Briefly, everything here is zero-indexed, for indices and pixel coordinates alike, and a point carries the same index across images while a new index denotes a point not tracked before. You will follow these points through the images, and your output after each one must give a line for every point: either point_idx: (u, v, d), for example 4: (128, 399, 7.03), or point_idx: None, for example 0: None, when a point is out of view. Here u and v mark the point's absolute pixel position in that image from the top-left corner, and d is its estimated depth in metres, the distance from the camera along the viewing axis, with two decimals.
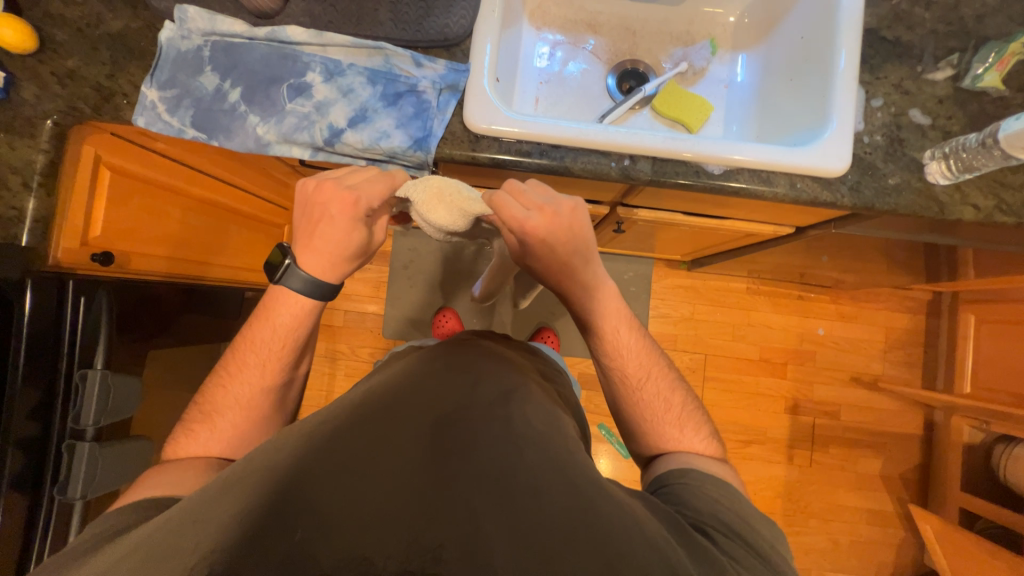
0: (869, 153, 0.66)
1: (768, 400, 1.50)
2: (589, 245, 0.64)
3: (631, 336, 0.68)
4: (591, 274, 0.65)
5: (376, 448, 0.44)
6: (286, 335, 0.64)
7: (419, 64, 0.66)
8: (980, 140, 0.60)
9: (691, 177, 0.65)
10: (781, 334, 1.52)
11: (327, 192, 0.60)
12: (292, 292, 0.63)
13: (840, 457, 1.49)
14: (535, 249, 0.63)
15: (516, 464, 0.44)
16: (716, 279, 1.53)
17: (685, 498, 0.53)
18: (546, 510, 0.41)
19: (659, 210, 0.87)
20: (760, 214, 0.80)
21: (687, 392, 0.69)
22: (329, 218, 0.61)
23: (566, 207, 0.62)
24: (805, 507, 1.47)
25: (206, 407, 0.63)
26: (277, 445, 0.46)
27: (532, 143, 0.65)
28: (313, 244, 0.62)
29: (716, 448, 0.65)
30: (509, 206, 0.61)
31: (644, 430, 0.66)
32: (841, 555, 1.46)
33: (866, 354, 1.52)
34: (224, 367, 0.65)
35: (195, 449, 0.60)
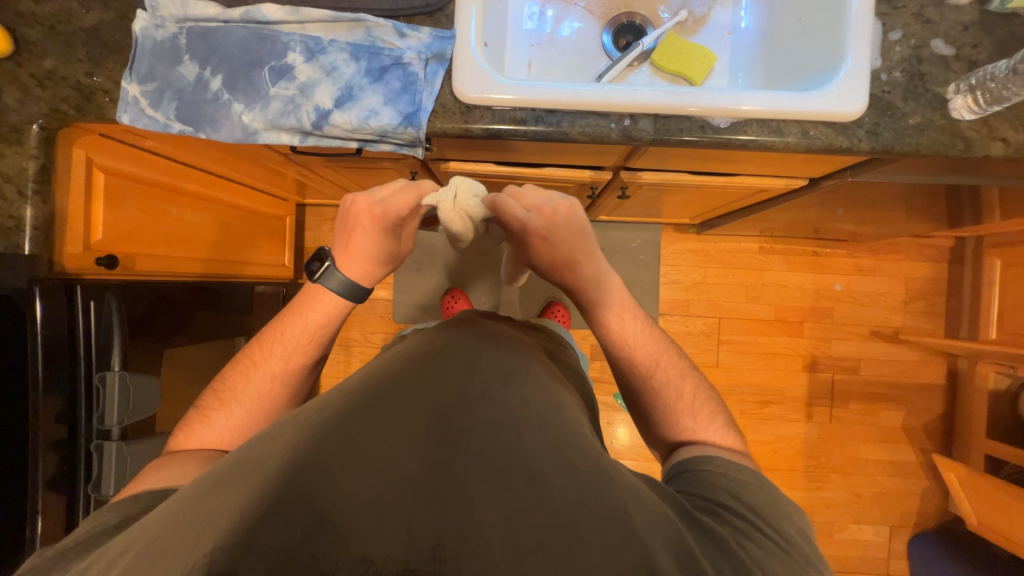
0: (887, 91, 0.62)
1: (785, 359, 1.49)
2: (587, 238, 0.65)
3: (636, 325, 0.68)
4: (592, 269, 0.65)
5: (371, 437, 0.44)
6: (316, 331, 0.66)
7: (402, 34, 0.63)
8: (1009, 67, 0.55)
9: (696, 132, 0.62)
10: (797, 293, 1.49)
11: (360, 206, 0.64)
12: (327, 292, 0.66)
13: (860, 411, 1.48)
14: (536, 249, 0.65)
15: (512, 448, 0.44)
16: (727, 241, 1.49)
17: (700, 487, 0.53)
18: (546, 497, 0.41)
19: (664, 171, 0.83)
20: (772, 168, 0.76)
21: (699, 379, 0.68)
22: (363, 229, 0.65)
23: (563, 204, 0.63)
24: (825, 463, 1.48)
25: (225, 394, 0.64)
26: (275, 437, 0.47)
27: (526, 111, 0.62)
28: (348, 253, 0.66)
29: (735, 437, 0.63)
30: (510, 207, 0.62)
31: (660, 420, 0.66)
32: (863, 506, 1.47)
33: (887, 306, 1.48)
34: (249, 354, 0.66)
35: (211, 437, 0.60)
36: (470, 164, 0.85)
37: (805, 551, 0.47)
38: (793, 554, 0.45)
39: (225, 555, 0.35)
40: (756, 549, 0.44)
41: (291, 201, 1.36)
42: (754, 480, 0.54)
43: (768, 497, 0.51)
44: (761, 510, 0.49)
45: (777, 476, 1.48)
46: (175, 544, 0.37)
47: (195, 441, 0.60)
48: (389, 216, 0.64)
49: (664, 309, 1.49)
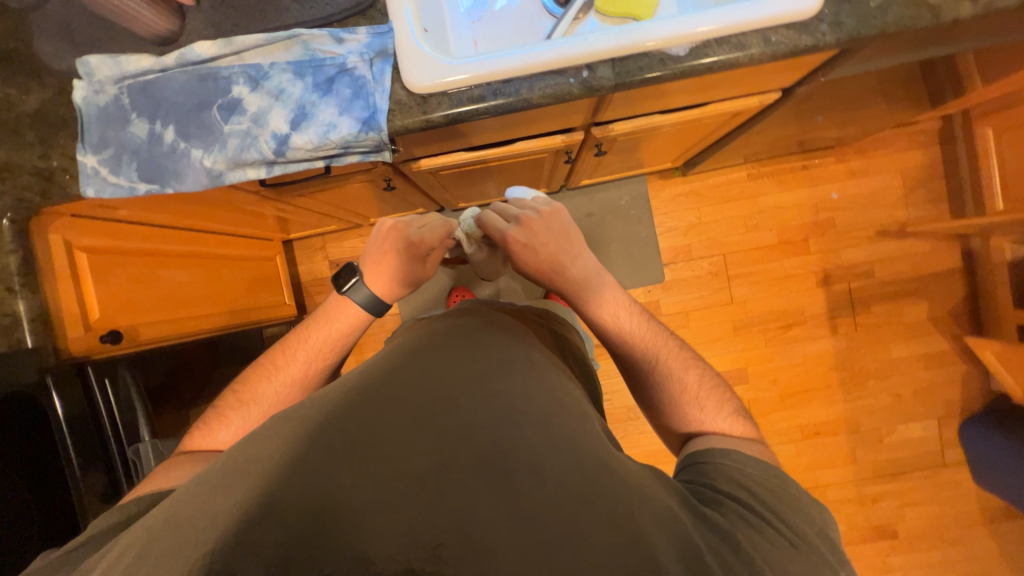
0: None
1: (797, 280, 1.47)
2: (571, 237, 0.73)
3: (634, 318, 0.70)
4: (581, 268, 0.71)
5: (371, 437, 0.43)
6: (336, 340, 0.69)
7: (340, 40, 0.61)
8: None
9: (657, 67, 0.60)
10: (796, 210, 1.46)
11: (399, 232, 0.74)
12: (352, 304, 0.71)
13: (884, 312, 1.47)
14: (520, 257, 0.73)
15: (515, 438, 0.43)
16: (713, 176, 1.47)
17: (708, 479, 0.51)
18: (551, 491, 0.40)
19: (635, 118, 0.82)
20: (743, 86, 0.74)
21: (703, 367, 0.68)
22: (396, 252, 0.74)
23: (541, 213, 0.74)
24: (860, 372, 1.47)
25: (244, 398, 0.65)
26: (278, 430, 0.46)
27: (482, 88, 0.60)
28: (376, 269, 0.73)
29: (745, 426, 0.61)
30: (495, 222, 0.75)
31: (664, 409, 0.66)
32: (906, 405, 1.47)
33: (888, 203, 1.45)
34: (268, 360, 0.68)
35: (227, 437, 0.62)
36: (442, 157, 0.83)
37: (824, 551, 0.44)
38: (808, 550, 0.44)
39: (224, 552, 0.35)
40: (769, 546, 0.43)
41: (276, 240, 1.35)
42: (773, 476, 0.51)
43: (786, 492, 0.49)
44: (777, 506, 0.47)
45: (815, 395, 1.48)
46: (176, 545, 0.37)
47: (212, 444, 0.61)
48: (418, 240, 0.74)
49: (668, 259, 1.48)
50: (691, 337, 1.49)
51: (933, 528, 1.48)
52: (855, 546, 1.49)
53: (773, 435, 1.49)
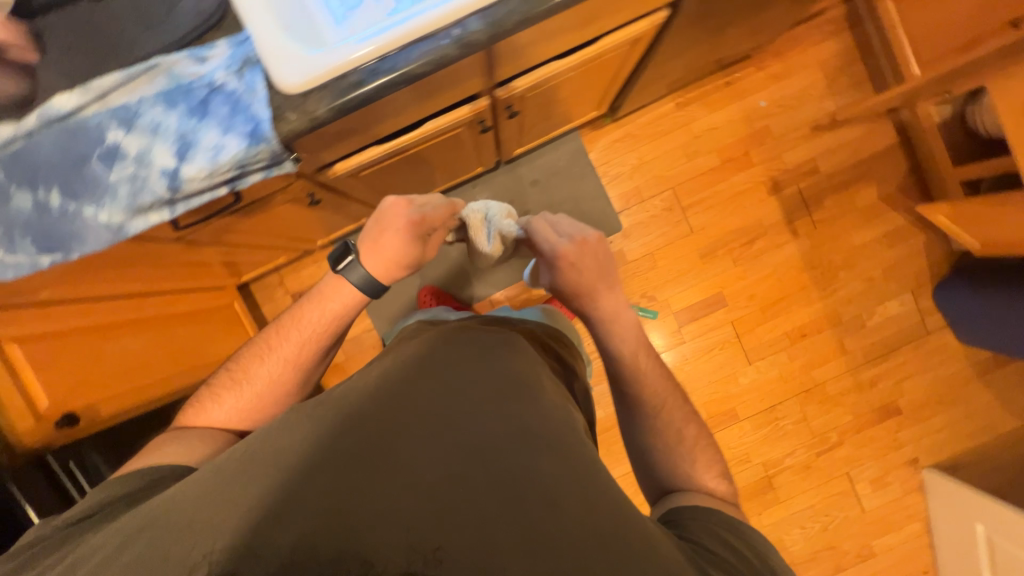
0: None
1: (748, 194, 1.49)
2: (609, 271, 0.86)
3: (648, 358, 0.84)
4: (609, 301, 0.85)
5: (391, 455, 0.47)
6: (328, 321, 0.77)
7: (201, 59, 0.59)
8: None
9: (525, 8, 0.59)
10: (730, 127, 1.47)
11: (400, 210, 0.77)
12: (348, 283, 0.77)
13: (837, 204, 1.50)
14: (565, 272, 0.85)
15: (521, 454, 0.48)
16: (643, 115, 1.47)
17: (705, 539, 0.59)
18: (546, 507, 0.44)
19: (534, 70, 0.82)
20: (630, 8, 0.74)
21: (701, 429, 0.81)
22: (394, 230, 0.77)
23: (590, 237, 0.86)
24: (828, 267, 1.51)
25: (240, 376, 0.74)
26: (305, 430, 0.51)
27: (360, 73, 0.58)
28: (373, 248, 0.77)
29: (726, 488, 0.74)
30: (546, 236, 0.88)
31: (659, 450, 0.79)
32: (879, 286, 1.51)
33: (814, 98, 1.47)
34: (266, 341, 0.77)
35: (222, 413, 0.71)
36: (355, 157, 0.82)
37: None
38: None
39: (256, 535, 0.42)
40: None
41: (229, 286, 1.33)
42: (756, 541, 0.61)
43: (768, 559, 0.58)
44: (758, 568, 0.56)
45: (793, 300, 1.52)
46: (211, 520, 0.45)
47: (208, 418, 0.70)
48: (425, 221, 0.78)
49: (621, 206, 1.48)
50: (662, 275, 1.50)
51: (929, 395, 1.54)
52: (863, 431, 1.56)
53: (762, 348, 1.53)
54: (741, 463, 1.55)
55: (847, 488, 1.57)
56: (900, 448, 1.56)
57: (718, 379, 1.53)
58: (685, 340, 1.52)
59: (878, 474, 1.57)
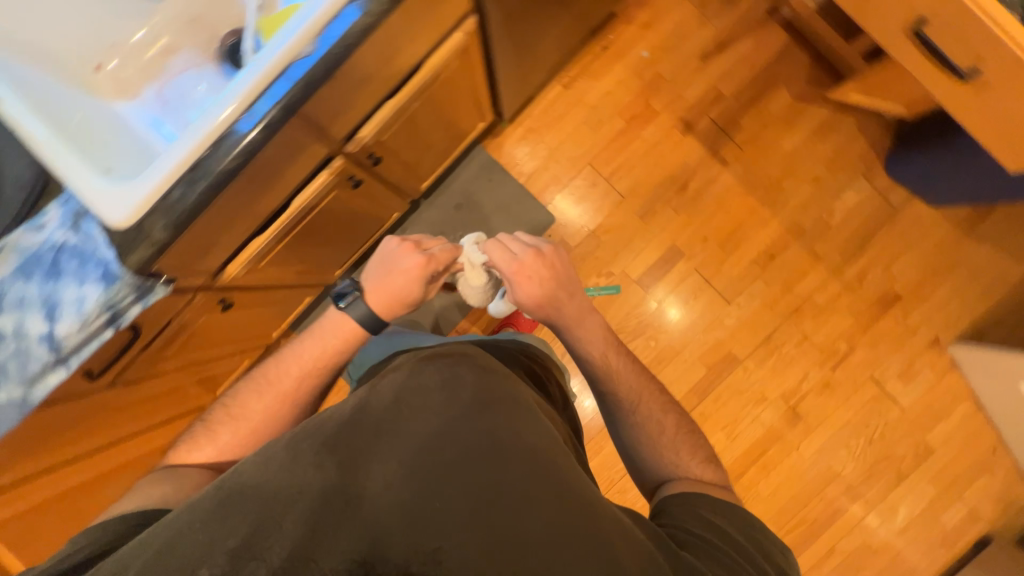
0: None
1: (665, 142, 1.48)
2: (569, 278, 0.81)
3: (618, 359, 0.82)
4: (571, 310, 0.80)
5: (382, 478, 0.53)
6: (328, 359, 0.79)
7: (37, 227, 0.64)
8: None
9: (303, 76, 0.62)
10: (623, 87, 1.48)
11: (407, 253, 0.78)
12: (351, 320, 0.79)
13: (756, 119, 1.47)
14: (521, 286, 0.78)
15: (500, 464, 0.55)
16: (536, 107, 1.49)
17: (689, 523, 0.63)
18: (526, 508, 0.52)
19: (373, 116, 0.85)
20: (431, 27, 0.77)
21: (680, 415, 0.81)
22: (401, 271, 0.78)
23: (547, 248, 0.80)
24: (770, 182, 1.47)
25: (235, 411, 0.77)
26: (295, 459, 0.55)
27: (181, 184, 0.61)
28: (377, 283, 0.78)
29: (712, 471, 0.75)
30: (500, 253, 0.79)
31: (643, 444, 0.79)
32: (827, 182, 1.47)
33: (693, 29, 1.47)
34: (265, 375, 0.79)
35: (208, 451, 0.74)
36: (242, 256, 0.85)
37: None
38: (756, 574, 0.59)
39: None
40: None
41: None
42: (738, 519, 0.66)
43: (750, 533, 0.64)
44: (738, 545, 0.62)
45: (749, 227, 1.48)
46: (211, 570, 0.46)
47: (199, 454, 0.74)
48: (434, 262, 0.79)
49: (547, 198, 1.49)
50: (611, 249, 1.49)
51: (923, 269, 1.48)
52: (872, 328, 1.49)
53: (737, 284, 1.49)
54: (761, 403, 1.50)
55: (878, 390, 1.50)
56: (917, 331, 1.48)
57: (706, 328, 1.50)
58: (658, 303, 1.50)
59: (904, 365, 1.49)
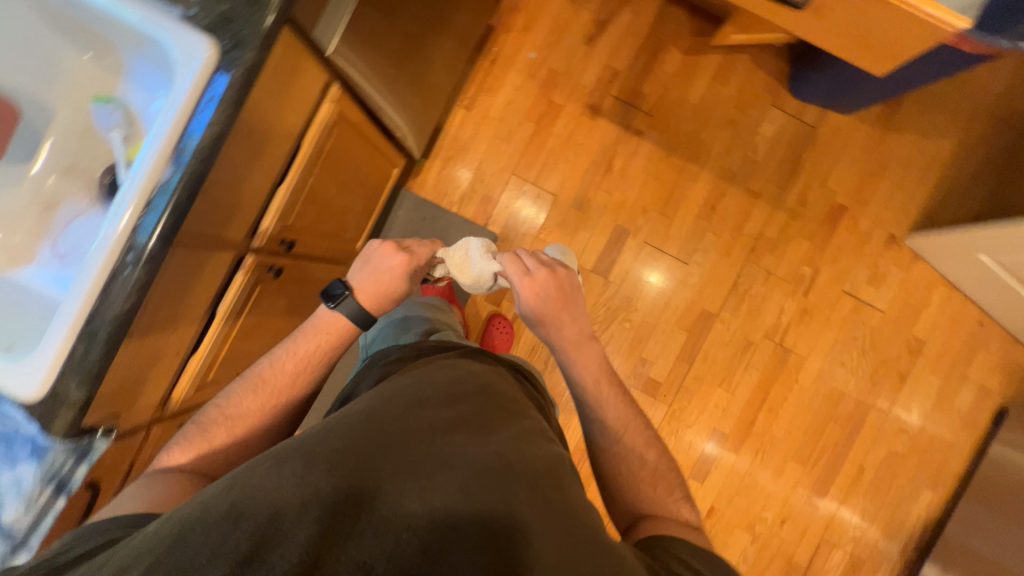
0: (207, 14, 0.63)
1: (577, 132, 1.50)
2: (575, 300, 0.83)
3: (609, 388, 0.83)
4: (570, 333, 0.82)
5: (398, 486, 0.49)
6: (323, 355, 0.79)
7: None
8: None
9: (167, 200, 0.61)
10: (522, 92, 1.50)
11: (389, 253, 0.82)
12: (342, 317, 0.79)
13: (656, 83, 1.49)
14: (527, 301, 0.81)
15: (511, 484, 0.52)
16: (446, 136, 1.51)
17: (669, 563, 0.60)
18: (539, 531, 0.49)
19: (268, 206, 0.86)
20: (294, 105, 0.78)
21: (660, 452, 0.82)
22: (385, 270, 0.81)
23: (558, 270, 0.82)
24: (688, 138, 1.50)
25: (227, 411, 0.73)
26: (313, 458, 0.50)
27: (83, 340, 0.61)
28: (364, 283, 0.81)
29: (689, 513, 0.75)
30: (513, 266, 0.81)
31: (622, 475, 0.78)
32: (742, 121, 1.50)
33: (571, 18, 1.50)
34: (259, 374, 0.76)
35: (195, 457, 0.69)
36: (183, 377, 0.86)
37: None
38: None
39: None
40: None
41: None
42: (720, 563, 0.61)
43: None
44: None
45: (681, 186, 1.50)
46: None
47: (186, 458, 0.69)
48: (415, 256, 0.83)
49: (484, 218, 1.50)
50: (560, 248, 1.50)
51: (857, 174, 1.50)
52: (828, 245, 1.51)
53: (689, 243, 1.50)
54: (747, 349, 1.51)
55: (854, 302, 1.51)
56: (871, 235, 1.50)
57: (673, 294, 1.51)
58: (620, 284, 1.51)
59: (870, 270, 1.51)
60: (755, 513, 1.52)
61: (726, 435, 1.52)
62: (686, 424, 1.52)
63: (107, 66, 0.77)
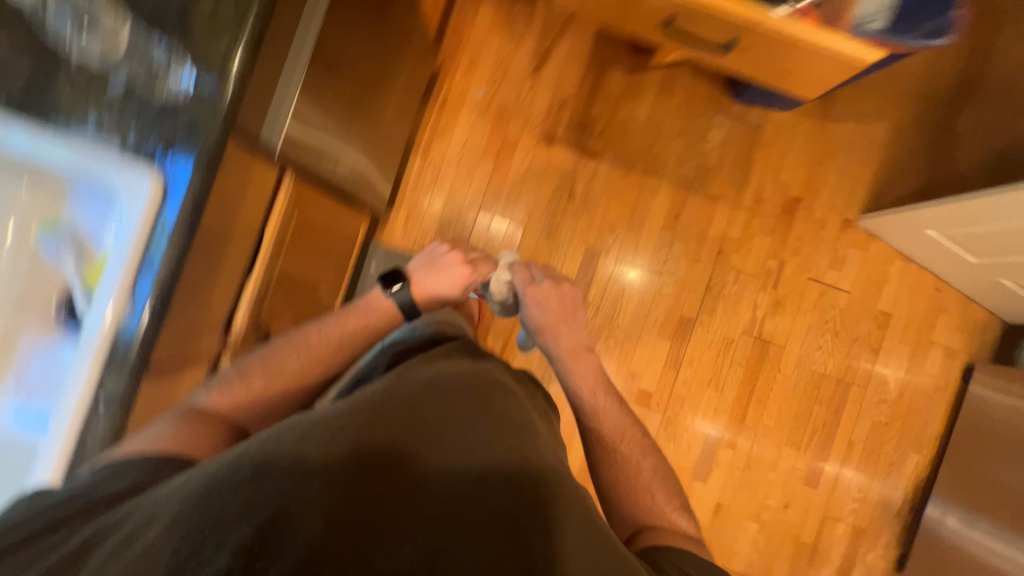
0: (149, 146, 0.63)
1: (535, 162, 1.53)
2: (574, 312, 0.99)
3: (606, 399, 0.90)
4: (567, 340, 0.96)
5: (413, 445, 0.57)
6: (355, 334, 0.91)
7: None
8: (163, 55, 0.62)
9: (133, 335, 0.64)
10: (475, 131, 1.52)
11: (453, 259, 1.00)
12: (384, 304, 0.95)
13: (604, 104, 1.53)
14: (534, 308, 0.97)
15: (499, 468, 0.58)
16: (408, 184, 1.52)
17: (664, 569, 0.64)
18: (511, 508, 0.54)
19: (239, 303, 0.89)
20: (248, 204, 0.77)
21: (660, 464, 0.86)
22: (445, 273, 0.98)
23: (561, 285, 1.00)
24: (642, 153, 1.54)
25: (267, 367, 0.82)
26: (356, 414, 0.60)
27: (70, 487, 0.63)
28: (423, 278, 0.98)
29: (688, 525, 0.78)
30: (527, 278, 1.00)
31: (620, 481, 0.83)
32: (691, 130, 1.55)
33: (512, 52, 1.52)
34: (296, 339, 0.87)
35: (230, 404, 0.76)
36: None
37: None
38: None
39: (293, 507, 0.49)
40: None
41: None
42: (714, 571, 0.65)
43: None
44: None
45: (643, 200, 1.54)
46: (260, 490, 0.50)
47: (224, 403, 0.76)
48: (473, 268, 0.99)
49: None
50: None
51: (805, 166, 1.57)
52: (789, 237, 1.57)
53: (658, 254, 1.55)
54: (729, 347, 1.56)
55: (821, 287, 1.58)
56: (826, 221, 1.58)
57: (650, 305, 1.55)
58: (599, 304, 1.54)
59: (830, 255, 1.58)
60: (760, 502, 1.58)
61: (722, 434, 1.57)
62: (682, 429, 1.56)
63: (33, 192, 0.72)
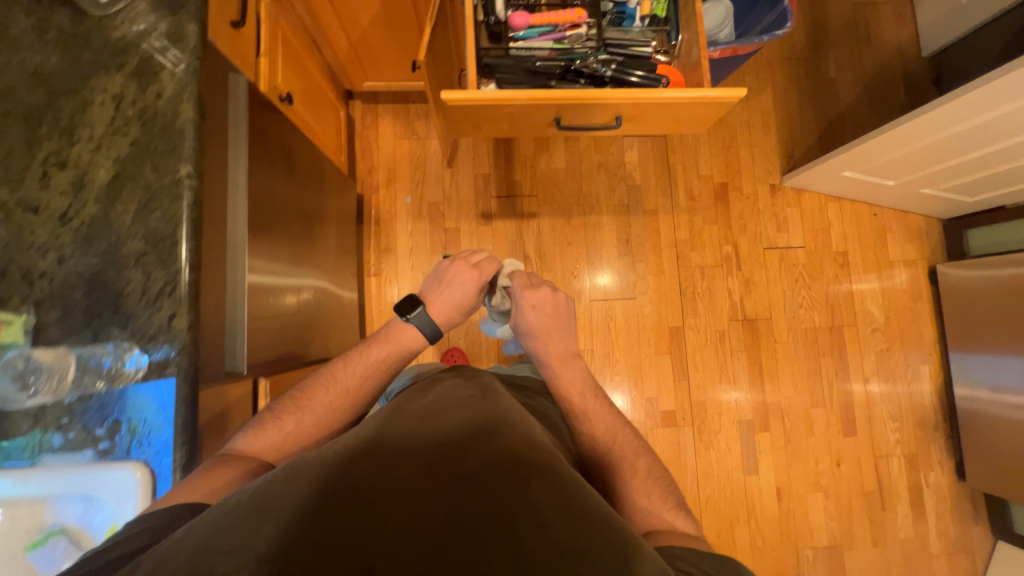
0: (127, 438, 0.62)
1: (482, 242, 1.57)
2: (570, 319, 0.87)
3: (594, 401, 0.79)
4: (560, 348, 0.83)
5: (409, 459, 0.48)
6: (390, 365, 0.78)
7: None
8: (113, 349, 0.62)
9: None
10: (416, 235, 1.56)
11: (463, 268, 0.85)
12: (413, 329, 0.81)
13: (522, 168, 1.61)
14: (525, 315, 0.84)
15: (510, 470, 0.48)
16: (372, 308, 1.52)
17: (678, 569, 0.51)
18: (526, 511, 0.43)
19: None
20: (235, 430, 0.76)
21: (650, 458, 0.75)
22: (458, 284, 0.84)
23: (557, 290, 0.86)
24: (574, 197, 1.61)
25: (298, 401, 0.72)
26: (356, 443, 0.52)
27: None
28: (437, 299, 0.83)
29: (691, 525, 0.66)
30: (523, 287, 0.86)
31: (615, 481, 0.71)
32: (607, 161, 1.64)
33: (422, 154, 1.58)
34: (330, 373, 0.76)
35: (260, 445, 0.66)
36: None
37: None
38: None
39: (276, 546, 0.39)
40: None
41: None
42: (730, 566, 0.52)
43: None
44: None
45: (592, 237, 1.60)
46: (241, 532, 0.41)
47: (255, 445, 0.66)
48: (483, 271, 0.85)
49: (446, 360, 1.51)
50: None
51: (717, 153, 1.68)
52: (731, 219, 1.66)
53: (626, 279, 1.60)
54: (723, 337, 1.61)
55: (778, 251, 1.67)
56: (757, 193, 1.68)
57: (638, 328, 1.59)
58: (591, 346, 1.57)
59: (773, 220, 1.68)
60: (814, 469, 1.59)
61: (752, 420, 1.59)
62: (716, 431, 1.57)
63: None
